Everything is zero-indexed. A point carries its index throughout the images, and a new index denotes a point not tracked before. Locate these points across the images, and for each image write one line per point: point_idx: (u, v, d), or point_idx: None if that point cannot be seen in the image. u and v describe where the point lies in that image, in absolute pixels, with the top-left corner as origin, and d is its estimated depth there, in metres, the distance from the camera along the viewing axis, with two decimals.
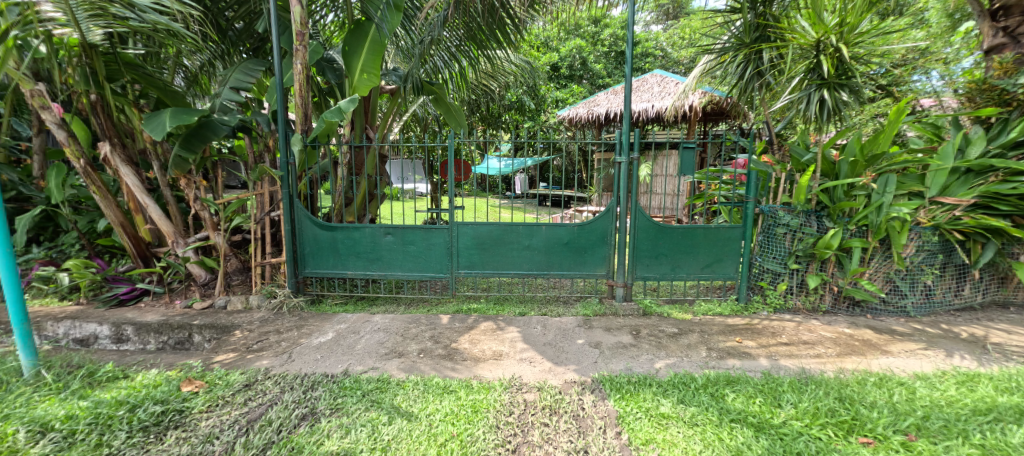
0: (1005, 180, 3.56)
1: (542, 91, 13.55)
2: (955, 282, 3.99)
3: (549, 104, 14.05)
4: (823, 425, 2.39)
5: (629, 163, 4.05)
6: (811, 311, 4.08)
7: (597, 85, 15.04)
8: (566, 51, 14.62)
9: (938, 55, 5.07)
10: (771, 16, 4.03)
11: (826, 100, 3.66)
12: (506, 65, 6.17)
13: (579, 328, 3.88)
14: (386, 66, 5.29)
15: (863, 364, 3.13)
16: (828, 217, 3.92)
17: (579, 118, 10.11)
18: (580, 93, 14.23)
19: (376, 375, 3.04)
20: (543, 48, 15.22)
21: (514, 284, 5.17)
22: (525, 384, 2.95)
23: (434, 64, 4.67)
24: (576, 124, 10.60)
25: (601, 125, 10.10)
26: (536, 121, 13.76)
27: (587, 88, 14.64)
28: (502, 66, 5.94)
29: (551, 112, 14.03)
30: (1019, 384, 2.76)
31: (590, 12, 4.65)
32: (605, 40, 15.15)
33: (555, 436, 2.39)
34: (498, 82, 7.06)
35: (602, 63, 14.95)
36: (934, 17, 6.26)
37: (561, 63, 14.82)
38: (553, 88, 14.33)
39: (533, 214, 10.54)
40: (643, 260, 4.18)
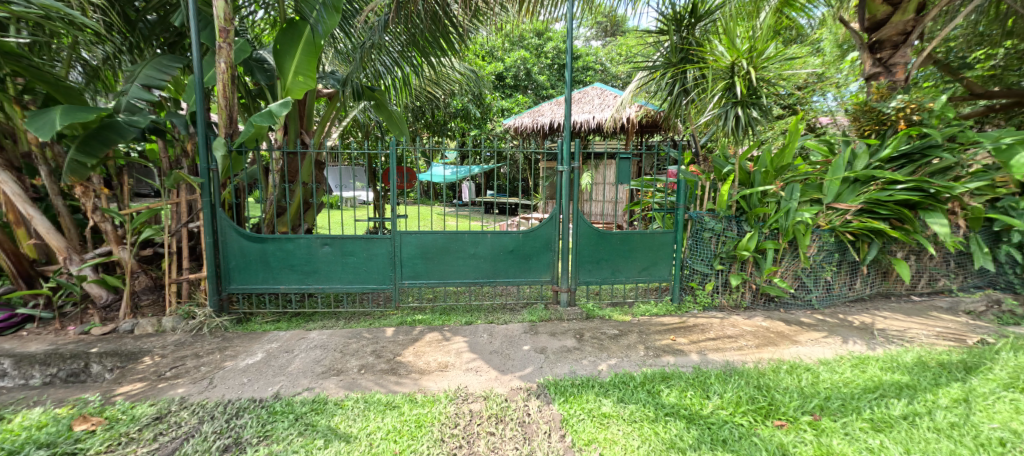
0: (884, 188, 4.12)
1: (489, 100, 13.63)
2: (849, 277, 4.55)
3: (495, 113, 14.04)
4: (745, 412, 2.64)
5: (571, 172, 4.17)
6: (735, 307, 4.46)
7: (541, 95, 15.47)
8: (511, 61, 14.84)
9: (833, 79, 5.82)
10: (693, 40, 4.40)
11: (741, 116, 4.08)
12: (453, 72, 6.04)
13: (525, 334, 3.94)
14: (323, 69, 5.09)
15: (778, 354, 3.49)
16: (746, 222, 4.33)
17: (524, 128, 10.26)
18: (525, 103, 14.47)
19: (311, 396, 2.86)
20: (489, 57, 15.38)
21: (460, 293, 5.12)
22: (471, 394, 2.93)
23: (377, 69, 4.40)
24: (522, 133, 10.78)
25: (546, 135, 10.35)
26: (482, 129, 13.86)
27: (532, 99, 14.97)
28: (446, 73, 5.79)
29: (497, 121, 14.14)
30: (899, 364, 3.23)
31: (533, 25, 4.75)
32: (548, 52, 15.58)
33: (501, 444, 2.41)
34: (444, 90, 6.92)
35: (546, 75, 15.42)
36: (829, 46, 7.25)
37: (506, 73, 15.00)
38: (499, 98, 14.45)
39: (480, 221, 10.62)
40: (584, 266, 4.33)
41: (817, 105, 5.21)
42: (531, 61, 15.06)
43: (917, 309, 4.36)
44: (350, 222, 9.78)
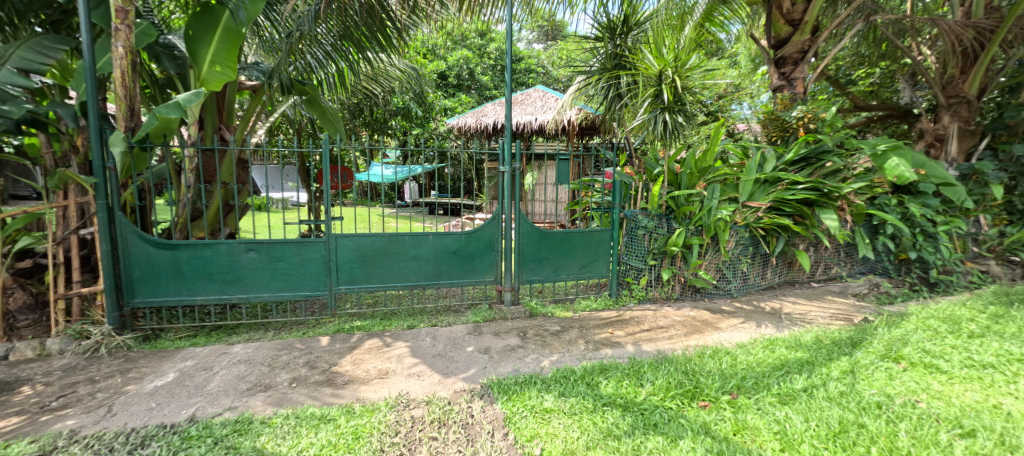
0: (788, 188, 4.65)
1: (432, 99, 13.29)
2: (762, 267, 5.05)
3: (438, 112, 13.73)
4: (673, 396, 2.86)
5: (512, 172, 4.22)
6: (666, 299, 4.78)
7: (485, 95, 15.39)
8: (453, 60, 14.56)
9: (748, 90, 6.43)
10: (625, 48, 4.69)
11: (668, 121, 4.40)
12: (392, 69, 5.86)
13: (469, 335, 3.92)
14: (246, 59, 4.70)
15: (703, 340, 3.80)
16: (675, 219, 4.66)
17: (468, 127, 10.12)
18: (468, 103, 14.22)
19: (233, 417, 2.62)
20: (430, 55, 15.03)
21: (402, 296, 4.96)
22: (413, 400, 2.86)
23: (308, 63, 4.24)
24: (466, 133, 10.64)
25: (490, 135, 10.30)
26: (424, 128, 13.52)
27: (476, 99, 14.84)
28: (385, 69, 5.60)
29: (439, 120, 13.86)
30: (802, 343, 3.65)
31: (475, 25, 4.73)
32: (491, 53, 15.54)
33: (444, 448, 2.38)
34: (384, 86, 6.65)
35: (489, 76, 15.33)
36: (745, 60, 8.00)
37: (449, 72, 14.70)
38: (442, 97, 14.16)
39: (424, 222, 10.38)
40: (527, 265, 4.39)
41: (734, 112, 5.65)
42: (474, 60, 14.91)
43: (816, 294, 4.96)
44: (279, 225, 9.10)
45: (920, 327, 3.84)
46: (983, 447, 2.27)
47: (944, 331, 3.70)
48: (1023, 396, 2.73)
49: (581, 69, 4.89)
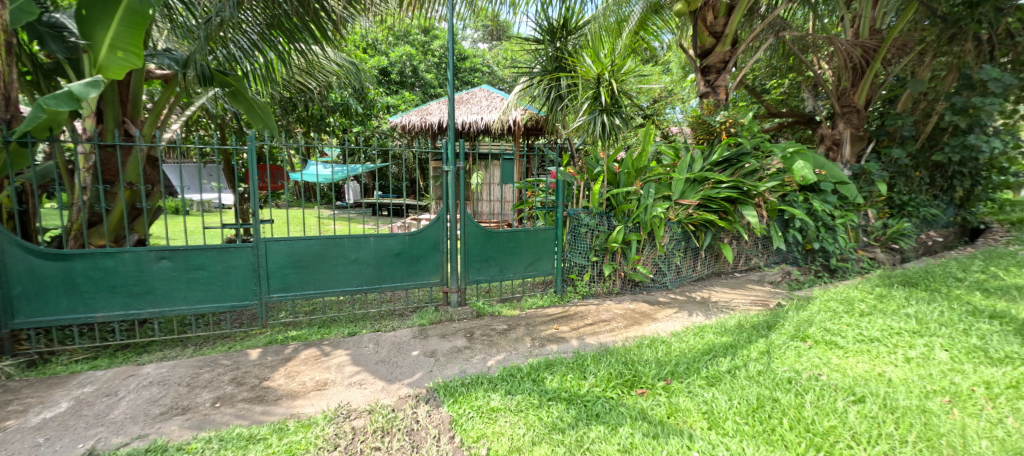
0: (713, 187, 5.05)
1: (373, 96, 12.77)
2: (692, 260, 5.42)
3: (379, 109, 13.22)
4: (614, 386, 2.99)
5: (456, 171, 4.17)
6: (608, 293, 4.98)
7: (430, 94, 15.03)
8: (395, 56, 14.04)
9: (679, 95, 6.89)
10: (566, 51, 4.80)
11: (606, 122, 4.58)
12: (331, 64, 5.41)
13: (414, 339, 3.81)
14: (155, 45, 4.23)
15: (641, 331, 4.00)
16: (614, 217, 4.87)
17: (412, 126, 9.79)
18: (411, 101, 13.63)
19: (143, 445, 2.33)
20: (371, 49, 14.42)
21: (343, 302, 4.71)
22: (355, 410, 2.73)
23: (231, 52, 3.91)
24: (410, 132, 10.30)
25: (435, 134, 10.06)
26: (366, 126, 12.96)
27: (419, 97, 14.44)
28: (321, 62, 5.23)
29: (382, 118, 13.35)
30: (727, 328, 3.98)
31: (418, 20, 4.68)
32: (435, 50, 15.20)
33: None
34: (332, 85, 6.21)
35: (433, 73, 14.97)
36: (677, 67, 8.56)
37: (391, 68, 14.13)
38: (384, 93, 13.63)
39: (368, 225, 9.98)
40: (474, 265, 4.37)
41: (668, 116, 6.18)
42: (417, 57, 14.45)
43: (738, 283, 5.42)
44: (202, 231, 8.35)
45: (823, 309, 4.33)
46: (872, 410, 2.61)
47: (841, 312, 4.20)
48: (901, 364, 3.17)
49: (526, 71, 4.98)
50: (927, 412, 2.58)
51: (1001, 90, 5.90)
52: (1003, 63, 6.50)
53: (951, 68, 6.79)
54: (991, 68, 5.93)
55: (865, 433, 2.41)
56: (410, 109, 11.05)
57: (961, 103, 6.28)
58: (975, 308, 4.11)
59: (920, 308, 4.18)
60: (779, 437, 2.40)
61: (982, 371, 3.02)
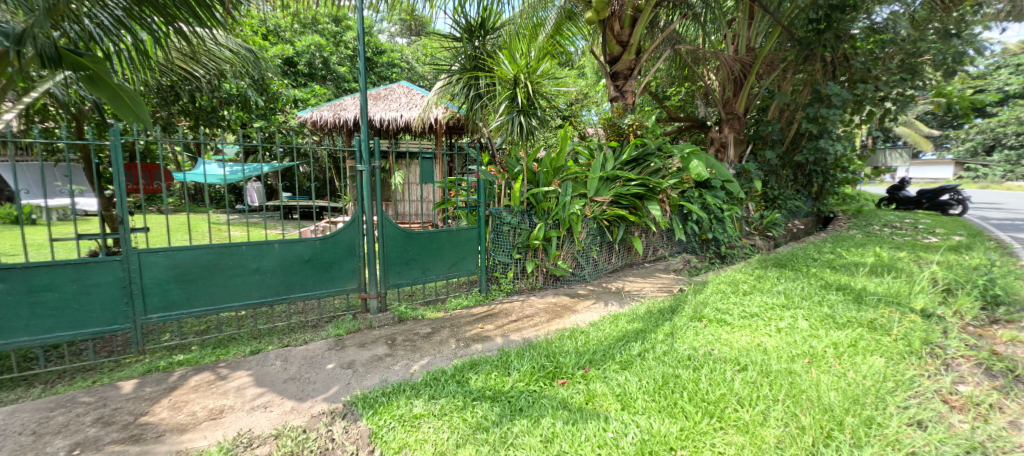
0: (623, 185, 5.35)
1: None
2: (608, 253, 5.69)
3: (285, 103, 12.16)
4: (537, 379, 3.02)
5: (371, 171, 3.96)
6: (531, 289, 5.03)
7: (343, 88, 14.15)
8: (303, 46, 12.99)
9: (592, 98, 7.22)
10: (484, 50, 4.78)
11: (524, 123, 4.70)
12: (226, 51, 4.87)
13: (329, 351, 3.52)
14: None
15: (563, 324, 4.10)
16: (535, 215, 4.94)
17: (324, 122, 9.09)
18: (323, 95, 12.62)
19: None
20: (273, 37, 13.18)
21: (245, 317, 4.23)
22: (257, 437, 2.45)
23: (84, 32, 3.21)
24: (322, 129, 9.56)
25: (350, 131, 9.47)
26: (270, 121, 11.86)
27: (331, 91, 13.53)
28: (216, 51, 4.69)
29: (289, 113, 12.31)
30: (639, 315, 4.22)
31: (327, 9, 4.42)
32: (348, 42, 14.33)
33: None
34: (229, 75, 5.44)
35: (346, 66, 14.09)
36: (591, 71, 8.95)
37: (297, 58, 13.05)
38: (290, 86, 12.56)
39: (276, 231, 9.15)
40: (393, 268, 4.17)
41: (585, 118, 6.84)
42: (327, 49, 13.47)
43: (648, 273, 5.80)
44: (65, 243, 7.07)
45: (715, 290, 4.79)
46: (752, 376, 2.91)
47: (728, 292, 4.66)
48: (773, 334, 3.60)
49: (444, 68, 4.88)
50: (792, 373, 2.94)
51: (840, 104, 6.92)
52: (842, 82, 7.64)
53: (806, 83, 8.01)
54: (833, 86, 6.88)
55: (746, 396, 2.69)
56: (323, 104, 10.32)
57: (812, 113, 7.33)
58: (826, 282, 4.80)
59: (788, 285, 4.78)
60: (679, 409, 2.60)
61: (829, 334, 3.52)
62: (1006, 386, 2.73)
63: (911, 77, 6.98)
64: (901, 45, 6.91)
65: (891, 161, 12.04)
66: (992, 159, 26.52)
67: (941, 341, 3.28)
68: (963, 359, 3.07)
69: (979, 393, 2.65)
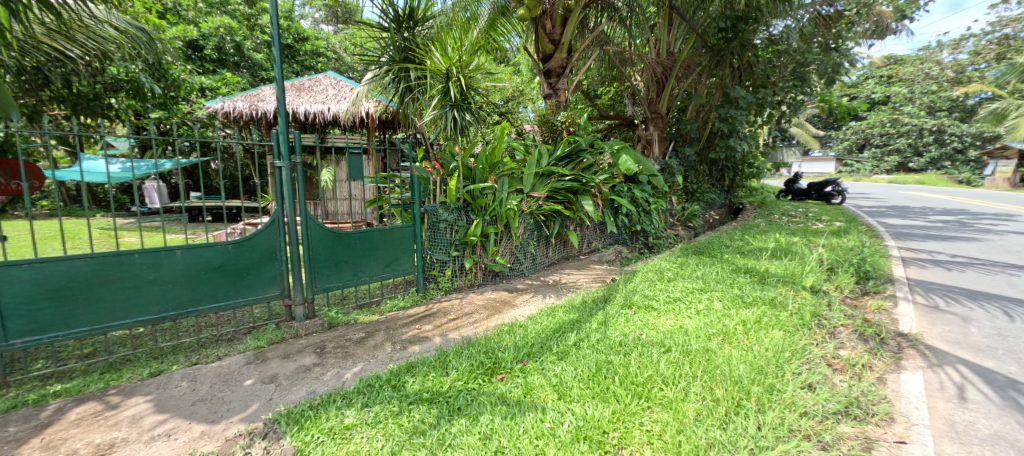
0: (558, 180, 5.42)
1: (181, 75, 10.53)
2: (546, 247, 5.73)
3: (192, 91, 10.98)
4: (476, 377, 2.93)
5: (291, 167, 3.70)
6: (470, 286, 4.93)
7: (259, 76, 13.06)
8: (210, 28, 11.79)
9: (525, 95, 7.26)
10: (414, 42, 4.61)
11: (457, 118, 4.58)
12: (108, 28, 4.19)
13: (248, 366, 3.19)
14: None
15: (502, 319, 4.05)
16: (472, 211, 4.84)
17: (238, 113, 8.32)
18: (236, 83, 11.54)
19: None
20: (174, 17, 11.82)
21: (145, 335, 3.73)
22: None
23: None
24: (235, 121, 8.75)
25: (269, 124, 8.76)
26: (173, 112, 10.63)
27: (246, 79, 12.44)
28: (100, 27, 4.12)
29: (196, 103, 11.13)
30: (575, 306, 4.28)
31: None
32: (263, 26, 13.23)
33: None
34: (115, 58, 4.65)
35: (263, 53, 13.02)
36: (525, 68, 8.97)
37: (204, 42, 11.82)
38: (197, 72, 11.36)
39: (185, 233, 8.24)
40: (321, 271, 3.88)
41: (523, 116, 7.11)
42: (240, 32, 12.29)
43: (583, 265, 5.93)
44: None
45: (642, 278, 4.99)
46: (675, 356, 3.05)
47: (654, 279, 4.86)
48: (693, 316, 3.81)
49: (371, 60, 4.62)
50: (708, 351, 3.11)
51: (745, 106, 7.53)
52: (747, 87, 8.26)
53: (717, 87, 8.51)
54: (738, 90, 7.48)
55: (670, 374, 2.81)
56: (236, 94, 9.43)
57: (723, 114, 7.87)
58: (737, 266, 5.19)
59: (705, 270, 5.08)
60: (612, 393, 2.64)
61: (738, 312, 3.81)
62: (875, 348, 3.30)
63: (801, 84, 7.91)
64: (792, 56, 7.73)
65: (789, 157, 13.43)
66: (861, 155, 30.35)
67: (825, 314, 3.77)
68: (843, 327, 3.58)
69: (854, 356, 3.09)
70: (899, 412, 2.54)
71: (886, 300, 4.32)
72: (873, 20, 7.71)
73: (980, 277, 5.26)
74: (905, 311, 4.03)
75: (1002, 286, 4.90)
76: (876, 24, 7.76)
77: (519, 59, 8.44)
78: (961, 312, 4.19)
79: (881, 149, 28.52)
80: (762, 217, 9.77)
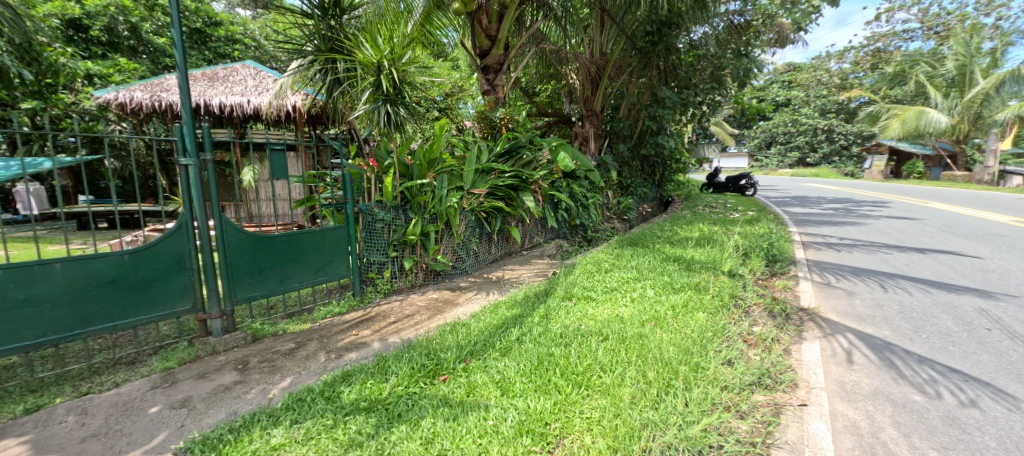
0: (498, 176, 5.34)
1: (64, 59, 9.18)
2: (488, 243, 5.64)
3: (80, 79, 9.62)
4: (417, 380, 2.78)
5: (200, 165, 3.33)
6: (411, 287, 4.73)
7: (163, 63, 11.76)
8: (99, 7, 10.39)
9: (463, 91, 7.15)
10: (340, 31, 4.36)
11: (391, 112, 4.28)
12: None
13: (155, 390, 2.82)
14: None
15: (444, 319, 3.92)
16: (411, 210, 4.64)
17: (138, 105, 7.41)
18: (134, 70, 10.28)
19: None
20: None
21: (24, 364, 3.18)
22: None
23: None
24: (134, 113, 7.81)
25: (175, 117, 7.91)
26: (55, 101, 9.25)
27: (147, 66, 11.12)
28: None
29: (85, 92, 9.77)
30: (518, 301, 4.23)
31: None
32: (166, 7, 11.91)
33: None
34: None
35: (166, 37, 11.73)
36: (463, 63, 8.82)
37: (92, 23, 10.41)
38: (84, 57, 9.97)
39: (77, 243, 7.22)
40: (241, 280, 3.52)
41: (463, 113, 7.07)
42: (137, 12, 10.92)
43: (526, 260, 5.91)
44: None
45: (581, 269, 5.05)
46: (611, 343, 3.09)
47: (592, 271, 4.93)
48: (628, 304, 3.91)
49: (294, 50, 4.28)
50: (642, 336, 3.19)
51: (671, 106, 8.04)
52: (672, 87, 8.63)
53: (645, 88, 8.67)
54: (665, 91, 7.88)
55: (607, 362, 2.83)
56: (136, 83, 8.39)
57: (651, 113, 8.22)
58: (666, 255, 5.42)
59: (639, 260, 5.24)
60: (553, 385, 2.61)
61: (668, 297, 3.96)
62: (781, 322, 3.60)
63: (718, 87, 8.38)
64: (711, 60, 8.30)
65: (710, 153, 14.37)
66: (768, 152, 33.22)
67: (741, 294, 4.03)
68: (755, 306, 3.86)
69: (764, 331, 3.32)
70: (800, 379, 2.78)
71: (790, 279, 4.74)
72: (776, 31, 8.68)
73: (862, 255, 5.90)
74: (806, 288, 4.45)
75: (879, 262, 5.53)
76: (778, 34, 8.74)
77: (456, 54, 8.25)
78: (847, 286, 4.67)
79: (785, 147, 31.37)
80: (688, 209, 10.37)
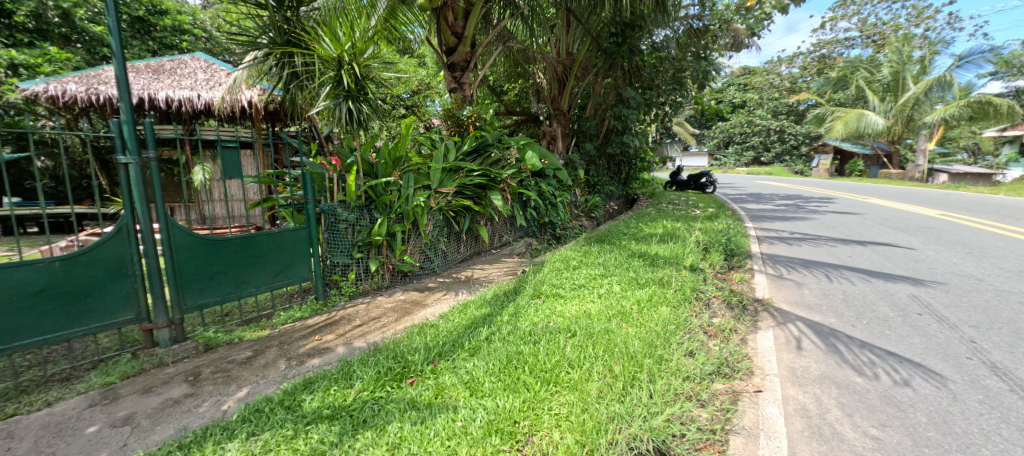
0: (465, 175, 5.27)
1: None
2: (457, 242, 5.54)
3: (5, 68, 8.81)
4: (383, 384, 2.68)
5: (143, 164, 3.08)
6: (378, 289, 4.58)
7: (103, 54, 10.96)
8: None
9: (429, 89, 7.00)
10: (297, 25, 4.16)
11: (353, 109, 4.11)
12: None
13: (95, 407, 2.59)
14: None
15: (411, 320, 3.81)
16: (376, 209, 4.50)
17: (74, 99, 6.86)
18: (68, 60, 9.51)
19: None
20: None
21: None
22: None
23: None
24: (68, 107, 7.22)
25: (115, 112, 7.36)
26: None
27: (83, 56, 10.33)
28: None
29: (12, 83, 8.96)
30: (487, 300, 4.17)
31: None
32: None
33: None
34: None
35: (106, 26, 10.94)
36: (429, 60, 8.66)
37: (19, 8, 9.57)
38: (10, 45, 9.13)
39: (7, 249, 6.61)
40: (191, 286, 3.30)
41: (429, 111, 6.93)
42: None
43: (495, 259, 5.86)
44: None
45: (549, 267, 5.05)
46: (579, 339, 3.08)
47: (561, 268, 4.93)
48: (596, 300, 3.93)
49: (248, 41, 4.01)
50: (609, 331, 3.19)
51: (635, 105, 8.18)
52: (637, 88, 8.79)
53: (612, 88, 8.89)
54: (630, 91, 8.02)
55: (575, 357, 2.82)
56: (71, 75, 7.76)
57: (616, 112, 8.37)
58: (632, 251, 5.50)
59: (605, 256, 5.29)
60: (522, 383, 2.57)
61: (633, 292, 4.00)
62: (738, 313, 3.71)
63: (679, 87, 8.80)
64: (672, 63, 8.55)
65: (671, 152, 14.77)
66: (726, 151, 34.47)
67: (702, 287, 4.13)
68: (715, 298, 3.95)
69: (724, 322, 3.41)
70: (755, 366, 2.88)
71: (746, 272, 4.90)
72: (731, 36, 8.98)
73: (808, 248, 6.18)
74: (761, 279, 4.61)
75: (824, 254, 5.80)
76: (733, 39, 9.03)
77: (422, 51, 8.09)
78: (797, 278, 4.86)
79: (742, 146, 32.69)
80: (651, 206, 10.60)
